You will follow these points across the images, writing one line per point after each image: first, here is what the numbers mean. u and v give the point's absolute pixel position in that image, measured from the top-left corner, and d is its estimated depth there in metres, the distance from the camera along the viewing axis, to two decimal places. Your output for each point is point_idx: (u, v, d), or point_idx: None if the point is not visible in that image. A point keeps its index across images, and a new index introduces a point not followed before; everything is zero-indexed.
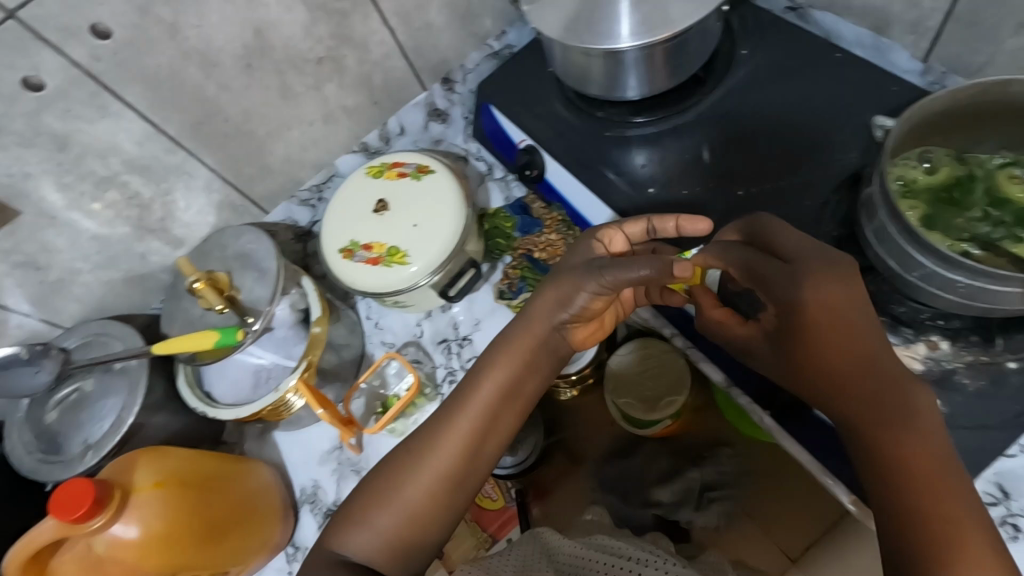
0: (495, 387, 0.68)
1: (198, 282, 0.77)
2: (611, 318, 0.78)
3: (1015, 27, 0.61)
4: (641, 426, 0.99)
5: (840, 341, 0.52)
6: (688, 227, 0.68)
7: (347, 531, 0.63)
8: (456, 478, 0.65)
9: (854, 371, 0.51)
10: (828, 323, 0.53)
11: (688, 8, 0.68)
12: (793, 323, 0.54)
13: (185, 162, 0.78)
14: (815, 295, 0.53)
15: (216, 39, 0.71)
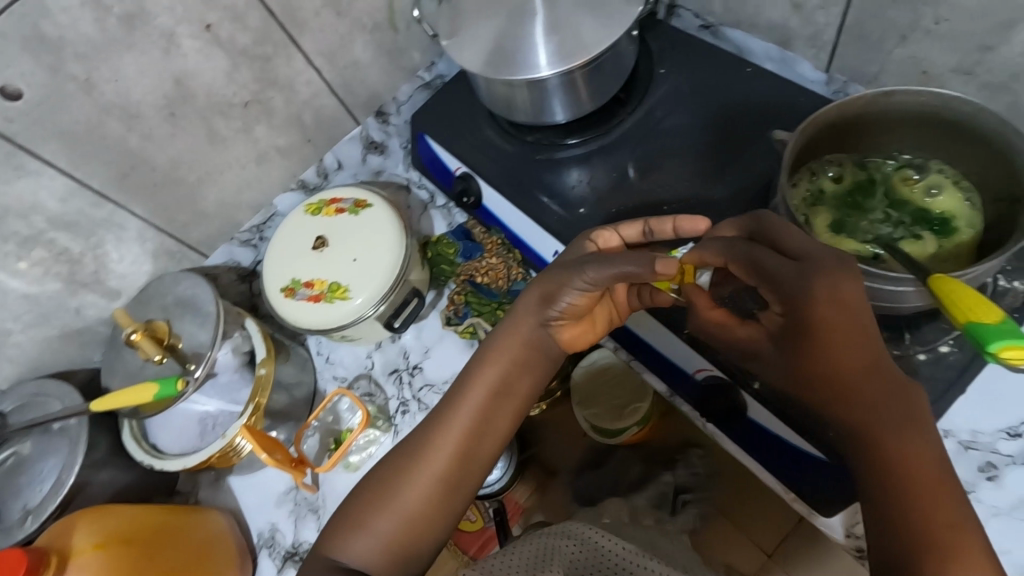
0: (486, 388, 0.64)
1: (134, 333, 0.76)
2: (603, 322, 0.69)
3: (898, 38, 0.65)
4: (609, 437, 1.00)
5: (847, 344, 0.46)
6: (688, 227, 0.64)
7: (349, 536, 0.60)
8: (451, 483, 0.62)
9: (853, 378, 0.46)
10: (833, 326, 0.47)
11: (599, 34, 0.70)
12: (794, 324, 0.49)
13: (113, 214, 0.78)
14: (825, 291, 0.47)
15: (135, 91, 0.71)
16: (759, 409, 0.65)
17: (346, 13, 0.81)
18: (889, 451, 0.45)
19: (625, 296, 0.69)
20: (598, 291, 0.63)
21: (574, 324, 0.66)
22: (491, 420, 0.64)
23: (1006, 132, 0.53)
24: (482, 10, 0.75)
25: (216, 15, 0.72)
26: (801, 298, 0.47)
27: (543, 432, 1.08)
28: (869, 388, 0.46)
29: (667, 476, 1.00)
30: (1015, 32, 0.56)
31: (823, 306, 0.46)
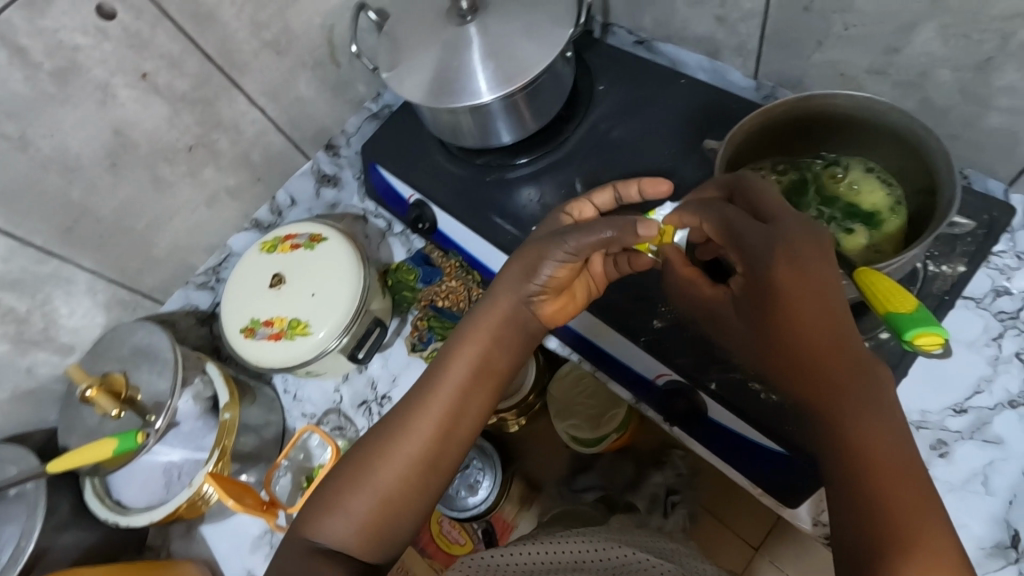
0: (466, 367, 0.61)
1: (89, 389, 0.75)
2: (581, 295, 0.66)
3: (815, 44, 0.68)
4: (588, 447, 1.01)
5: (812, 313, 0.47)
6: (651, 189, 0.65)
7: (323, 519, 0.56)
8: (431, 463, 0.58)
9: (822, 348, 0.47)
10: (800, 291, 0.47)
11: (536, 56, 0.71)
12: (756, 284, 0.50)
13: (60, 269, 0.76)
14: (789, 264, 0.48)
15: (73, 144, 0.70)
16: (718, 408, 0.67)
17: (286, 52, 0.82)
18: (853, 429, 0.45)
19: (602, 269, 0.66)
20: (579, 261, 0.61)
21: (553, 298, 0.64)
22: (467, 410, 0.60)
23: (917, 128, 0.57)
24: (420, 40, 0.77)
25: (151, 64, 0.71)
26: (765, 259, 0.49)
27: (520, 447, 1.09)
28: (834, 362, 0.46)
29: (657, 477, 1.02)
30: (915, 34, 0.59)
31: (787, 266, 0.48)
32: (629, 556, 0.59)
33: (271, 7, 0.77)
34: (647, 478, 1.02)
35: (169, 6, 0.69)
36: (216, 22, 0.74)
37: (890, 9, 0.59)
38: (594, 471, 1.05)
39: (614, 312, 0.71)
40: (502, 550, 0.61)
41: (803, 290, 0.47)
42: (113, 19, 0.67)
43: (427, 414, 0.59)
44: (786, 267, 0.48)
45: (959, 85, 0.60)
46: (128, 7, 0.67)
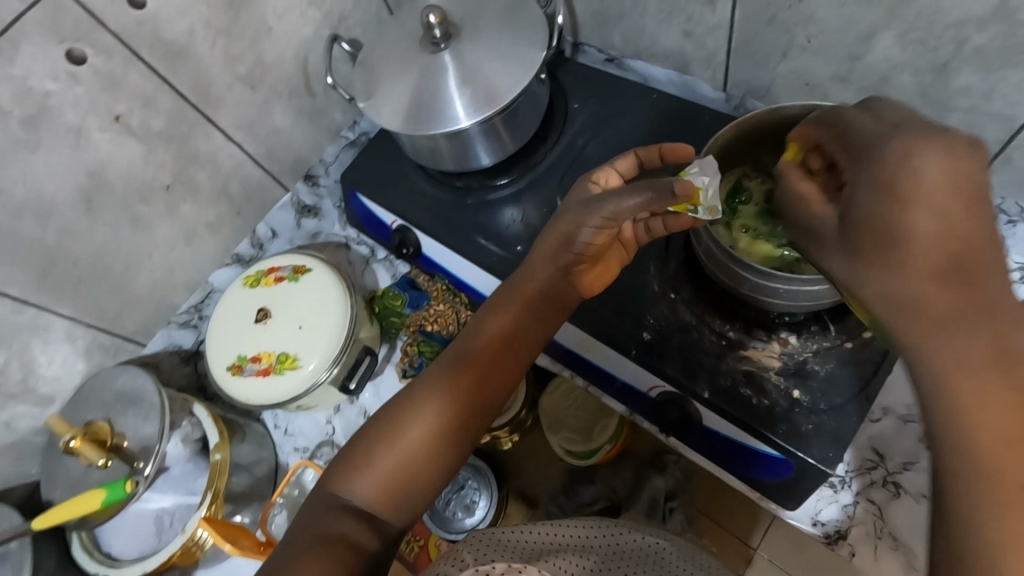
0: (502, 333, 0.65)
1: (73, 440, 0.72)
2: (614, 266, 0.68)
3: (779, 56, 0.70)
4: (583, 460, 1.02)
5: (947, 247, 0.33)
6: (673, 152, 0.64)
7: (350, 475, 0.57)
8: (462, 422, 0.61)
9: (949, 300, 0.33)
10: (947, 208, 0.33)
11: (511, 79, 0.72)
12: (883, 199, 0.34)
13: (37, 317, 0.74)
14: (929, 174, 0.33)
15: (47, 189, 0.69)
16: (712, 416, 0.67)
17: (260, 84, 0.82)
18: (971, 404, 0.32)
19: (631, 235, 0.65)
20: (615, 227, 0.62)
21: (590, 267, 0.66)
22: (494, 380, 0.63)
23: None
24: (395, 68, 0.77)
25: (125, 105, 0.71)
26: (905, 161, 0.34)
27: (514, 462, 1.10)
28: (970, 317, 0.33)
29: (658, 481, 0.99)
30: (875, 42, 0.61)
31: (916, 172, 0.33)
32: (636, 541, 0.63)
33: (243, 41, 0.77)
34: (648, 481, 0.99)
35: (140, 47, 0.69)
36: (189, 59, 0.73)
37: (848, 19, 0.61)
38: (596, 483, 1.02)
39: (602, 326, 0.72)
40: (509, 529, 0.57)
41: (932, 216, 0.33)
42: (84, 63, 0.66)
43: (457, 381, 0.62)
44: (916, 176, 0.33)
45: (920, 89, 0.62)
46: (97, 49, 0.66)
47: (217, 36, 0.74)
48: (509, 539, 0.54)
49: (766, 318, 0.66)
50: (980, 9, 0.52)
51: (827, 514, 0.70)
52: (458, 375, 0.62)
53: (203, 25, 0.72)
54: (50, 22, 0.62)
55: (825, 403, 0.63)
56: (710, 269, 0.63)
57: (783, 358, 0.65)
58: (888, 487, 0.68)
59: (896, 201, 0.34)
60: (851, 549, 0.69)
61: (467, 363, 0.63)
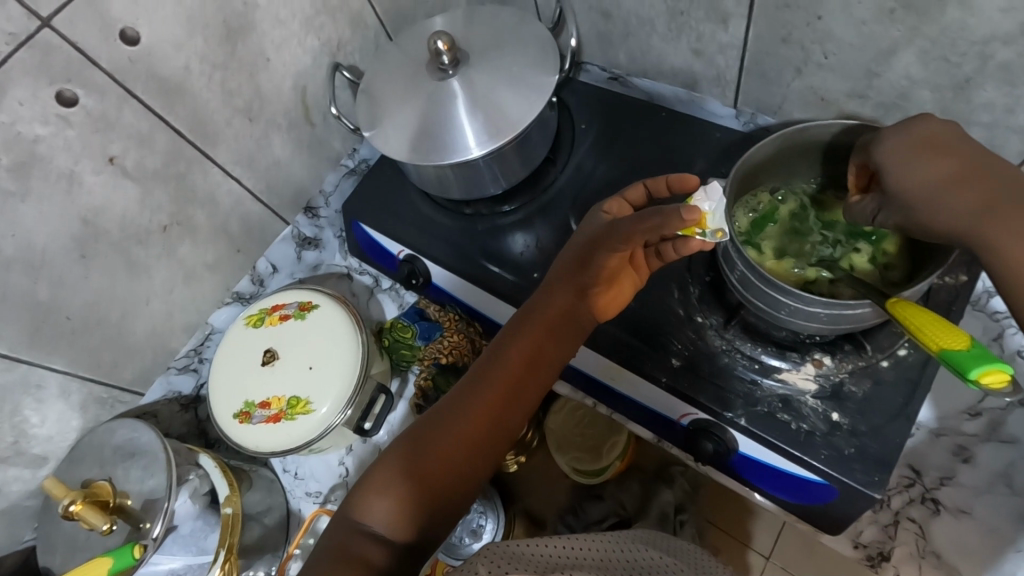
0: (521, 353, 0.61)
1: (73, 504, 0.66)
2: (627, 290, 0.64)
3: (794, 72, 0.69)
4: (593, 478, 0.98)
5: (966, 159, 0.50)
6: (678, 183, 0.59)
7: (371, 501, 0.56)
8: (479, 446, 0.59)
9: (978, 186, 0.49)
10: (908, 169, 0.51)
11: (523, 105, 0.70)
12: (910, 142, 0.52)
13: (29, 376, 0.69)
14: (935, 127, 0.52)
15: (38, 239, 0.65)
16: (749, 442, 0.65)
17: (259, 117, 0.78)
18: None
19: (644, 260, 0.63)
20: (628, 250, 0.59)
21: (606, 290, 0.62)
22: (515, 405, 0.61)
23: None
24: (401, 95, 0.74)
25: (119, 146, 0.67)
26: (906, 127, 0.53)
27: (520, 484, 1.04)
28: (1000, 193, 0.49)
29: (667, 494, 0.95)
30: (896, 59, 0.60)
31: (930, 123, 0.52)
32: (638, 554, 0.57)
33: (240, 74, 0.74)
34: (657, 495, 0.95)
35: (134, 85, 0.65)
36: (185, 95, 0.70)
37: (868, 37, 0.60)
38: (605, 499, 0.97)
39: (629, 354, 0.69)
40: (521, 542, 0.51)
41: (961, 138, 0.51)
42: (75, 105, 0.62)
43: (477, 405, 0.60)
44: (919, 134, 0.52)
45: (939, 104, 0.61)
46: (90, 90, 0.62)
47: (214, 69, 0.71)
48: (524, 547, 0.49)
49: (798, 339, 0.65)
50: (1007, 27, 0.52)
51: (869, 535, 0.69)
52: (478, 399, 0.60)
53: (200, 60, 0.69)
54: (40, 63, 0.58)
55: (866, 425, 0.62)
56: (742, 293, 0.61)
57: (818, 380, 0.64)
58: (927, 503, 0.68)
59: (929, 139, 0.51)
60: (895, 571, 0.67)
61: (488, 385, 0.60)
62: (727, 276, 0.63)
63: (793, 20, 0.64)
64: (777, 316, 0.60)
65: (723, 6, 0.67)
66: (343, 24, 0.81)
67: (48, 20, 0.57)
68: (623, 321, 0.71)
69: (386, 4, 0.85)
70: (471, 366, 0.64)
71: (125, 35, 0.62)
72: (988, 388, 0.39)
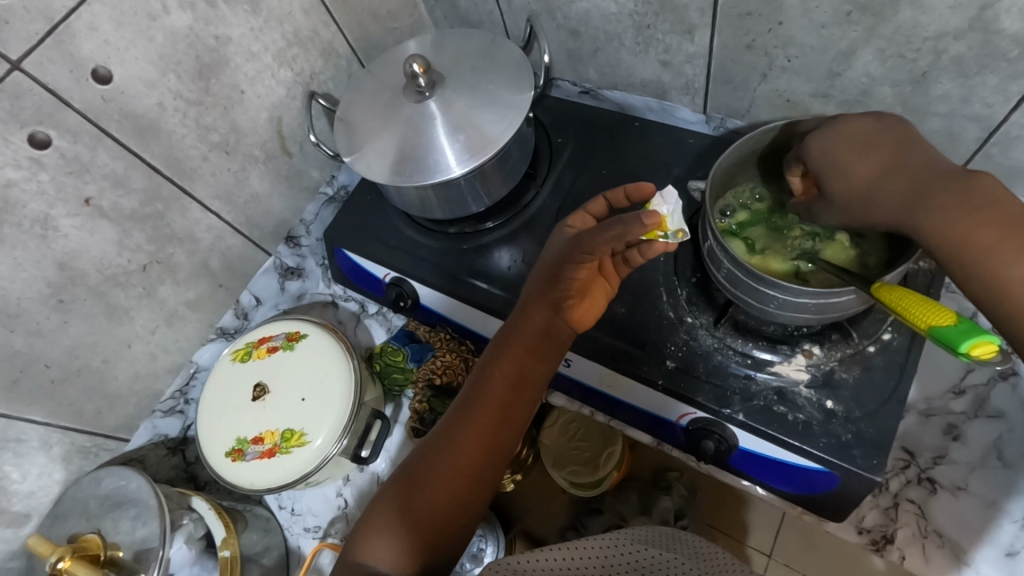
0: (504, 375, 0.61)
1: (61, 560, 0.63)
2: (600, 300, 0.63)
3: (759, 77, 0.72)
4: (591, 490, 0.96)
5: (897, 153, 0.53)
6: (636, 191, 0.60)
7: (375, 542, 0.55)
8: (476, 473, 0.58)
9: (908, 175, 0.51)
10: (840, 163, 0.54)
11: (499, 123, 0.71)
12: (840, 143, 0.55)
13: (8, 429, 0.68)
14: (860, 125, 0.55)
15: (12, 289, 0.64)
16: (749, 437, 0.66)
17: (235, 150, 0.78)
18: (965, 220, 0.47)
19: (614, 269, 0.63)
20: (594, 261, 0.59)
21: (580, 300, 0.62)
22: (508, 425, 0.61)
23: None
24: (379, 122, 0.75)
25: (94, 187, 0.66)
26: (837, 128, 0.56)
27: (518, 500, 1.03)
28: (926, 178, 0.50)
29: (666, 502, 0.93)
30: (855, 58, 0.63)
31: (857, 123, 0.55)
32: (656, 559, 0.52)
33: (215, 108, 0.73)
34: (655, 503, 0.93)
35: (108, 124, 0.65)
36: (159, 132, 0.69)
37: (828, 39, 0.63)
38: (604, 511, 0.96)
39: (622, 360, 0.70)
40: (521, 559, 0.50)
41: (888, 133, 0.54)
42: (48, 146, 0.61)
43: (469, 430, 0.59)
44: (848, 132, 0.55)
45: (900, 98, 0.65)
46: (63, 131, 0.62)
47: (189, 106, 0.71)
48: (523, 563, 0.50)
49: (786, 332, 0.67)
50: (956, 22, 0.55)
51: (871, 519, 0.71)
52: (470, 424, 0.59)
53: (174, 97, 0.69)
54: (11, 107, 0.58)
55: (860, 410, 0.63)
56: (731, 289, 0.63)
57: (810, 370, 0.65)
58: (924, 484, 0.70)
59: (857, 137, 0.55)
60: (899, 553, 0.69)
61: (478, 409, 0.60)
62: (715, 275, 0.64)
63: (754, 28, 0.66)
64: (767, 310, 0.61)
65: (689, 17, 0.70)
66: (315, 55, 0.82)
67: (18, 63, 0.57)
68: (614, 328, 0.72)
69: (357, 33, 0.86)
70: (460, 391, 0.63)
71: (97, 74, 0.62)
72: (979, 359, 0.42)
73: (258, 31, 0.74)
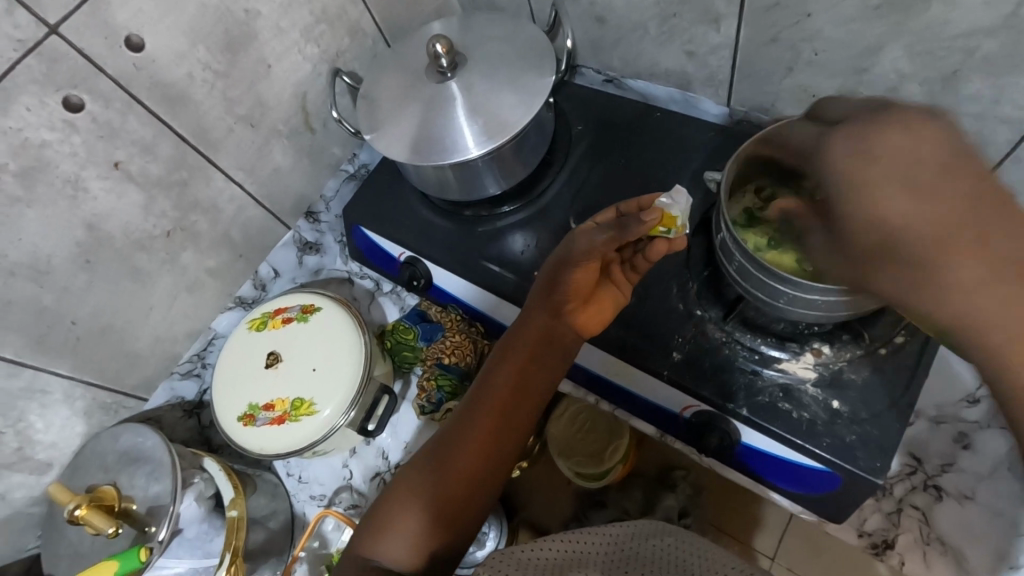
0: (507, 378, 0.63)
1: (78, 508, 0.66)
2: (609, 306, 0.64)
3: (785, 71, 0.71)
4: (594, 481, 0.97)
5: (950, 202, 0.40)
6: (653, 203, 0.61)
7: (381, 535, 0.57)
8: (480, 472, 0.60)
9: (957, 244, 0.39)
10: (867, 200, 0.43)
11: (519, 109, 0.71)
12: (868, 174, 0.43)
13: (34, 381, 0.71)
14: (893, 147, 0.42)
15: (44, 246, 0.66)
16: (750, 432, 0.66)
17: (261, 124, 0.80)
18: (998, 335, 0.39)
19: (623, 275, 0.65)
20: (597, 262, 0.60)
21: (582, 305, 0.63)
22: (512, 427, 0.62)
23: None
24: (400, 102, 0.76)
25: (124, 152, 0.68)
26: (870, 148, 0.43)
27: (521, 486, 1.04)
28: (978, 256, 0.39)
29: (670, 499, 0.94)
30: (882, 55, 0.62)
31: (900, 148, 0.42)
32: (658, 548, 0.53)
33: (243, 82, 0.75)
34: (659, 501, 0.93)
35: (139, 91, 0.67)
36: (188, 103, 0.71)
37: (856, 34, 0.62)
38: (608, 507, 0.97)
39: (627, 351, 0.70)
40: (529, 549, 0.50)
41: (943, 166, 0.40)
42: (81, 110, 0.63)
43: (473, 429, 0.61)
44: (877, 156, 0.42)
45: (928, 98, 0.64)
46: (96, 96, 0.64)
47: (217, 78, 0.72)
48: (527, 553, 0.49)
49: (795, 330, 0.65)
50: (989, 20, 0.54)
51: (873, 523, 0.70)
52: (475, 423, 0.61)
53: (203, 68, 0.71)
54: (47, 71, 0.60)
55: (867, 412, 0.62)
56: (742, 283, 0.62)
57: (818, 369, 0.65)
58: (930, 491, 0.69)
59: (899, 170, 0.41)
60: (900, 558, 0.69)
61: (483, 410, 0.61)
62: (727, 268, 0.64)
63: (781, 20, 0.65)
64: (775, 306, 0.60)
65: (714, 7, 0.69)
66: (341, 34, 0.83)
67: (55, 27, 0.59)
68: (622, 318, 0.72)
69: (384, 12, 0.86)
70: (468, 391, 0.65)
71: (130, 42, 0.64)
72: None
73: (287, 7, 0.75)
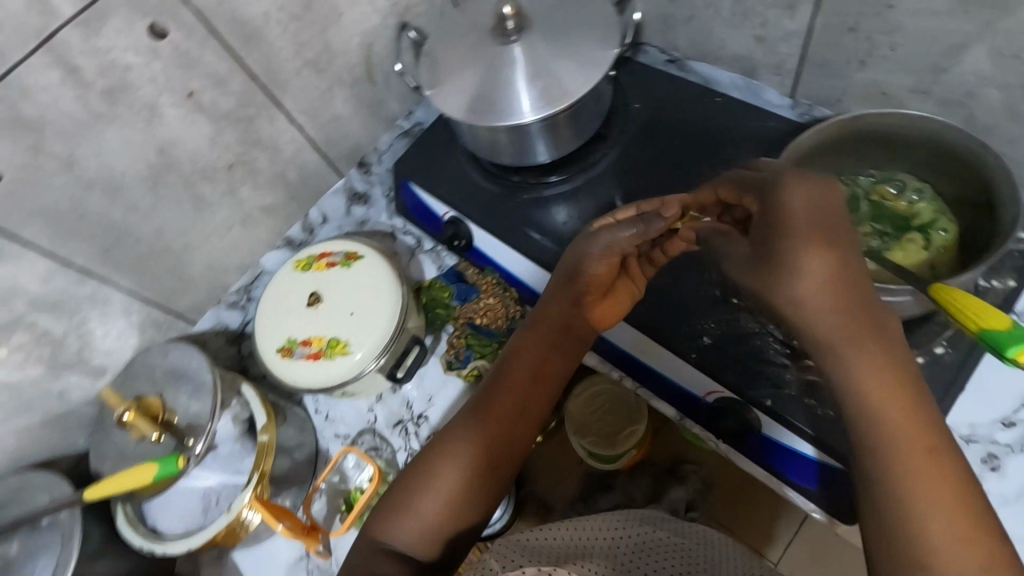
0: (522, 366, 0.64)
1: (127, 413, 0.73)
2: (625, 300, 0.66)
3: (858, 64, 0.69)
4: (608, 462, 0.97)
5: (846, 260, 0.47)
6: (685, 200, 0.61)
7: (390, 520, 0.59)
8: (495, 455, 0.62)
9: (842, 298, 0.47)
10: (795, 248, 0.47)
11: (580, 78, 0.71)
12: (800, 218, 0.47)
13: (98, 290, 0.76)
14: (797, 201, 0.48)
15: (118, 163, 0.70)
16: (773, 424, 0.66)
17: (327, 70, 0.82)
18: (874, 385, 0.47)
19: (640, 271, 0.66)
20: (617, 259, 0.62)
21: (601, 299, 0.65)
22: (526, 414, 0.64)
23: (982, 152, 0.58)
24: (463, 60, 0.76)
25: (199, 82, 0.71)
26: (788, 191, 0.48)
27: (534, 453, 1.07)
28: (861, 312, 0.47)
29: (678, 491, 0.96)
30: (965, 54, 0.60)
31: (807, 198, 0.48)
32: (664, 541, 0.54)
33: (315, 26, 0.77)
34: (667, 492, 0.95)
35: (219, 25, 0.70)
36: (262, 41, 0.74)
37: (939, 31, 0.60)
38: (613, 491, 0.98)
39: (657, 330, 0.71)
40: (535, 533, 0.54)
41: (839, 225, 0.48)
42: (164, 37, 0.67)
43: (488, 415, 0.63)
44: (795, 204, 0.48)
45: (1006, 105, 0.61)
46: (179, 26, 0.67)
47: (291, 20, 0.75)
48: (530, 541, 0.53)
49: None
50: None
51: None
52: (491, 409, 0.63)
53: (279, 9, 0.73)
54: None
55: None
56: None
57: None
58: None
59: (816, 221, 0.47)
60: None
61: (497, 396, 0.63)
62: None
63: (861, 10, 0.63)
64: None
65: None
66: None
67: None
68: (657, 298, 0.72)
69: None
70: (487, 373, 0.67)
71: None
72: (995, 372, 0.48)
73: None
